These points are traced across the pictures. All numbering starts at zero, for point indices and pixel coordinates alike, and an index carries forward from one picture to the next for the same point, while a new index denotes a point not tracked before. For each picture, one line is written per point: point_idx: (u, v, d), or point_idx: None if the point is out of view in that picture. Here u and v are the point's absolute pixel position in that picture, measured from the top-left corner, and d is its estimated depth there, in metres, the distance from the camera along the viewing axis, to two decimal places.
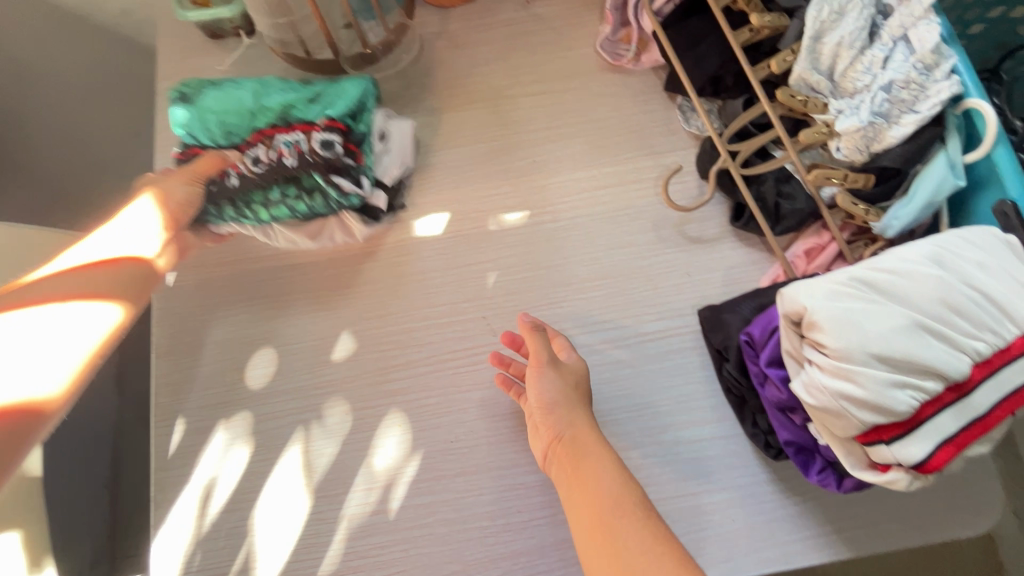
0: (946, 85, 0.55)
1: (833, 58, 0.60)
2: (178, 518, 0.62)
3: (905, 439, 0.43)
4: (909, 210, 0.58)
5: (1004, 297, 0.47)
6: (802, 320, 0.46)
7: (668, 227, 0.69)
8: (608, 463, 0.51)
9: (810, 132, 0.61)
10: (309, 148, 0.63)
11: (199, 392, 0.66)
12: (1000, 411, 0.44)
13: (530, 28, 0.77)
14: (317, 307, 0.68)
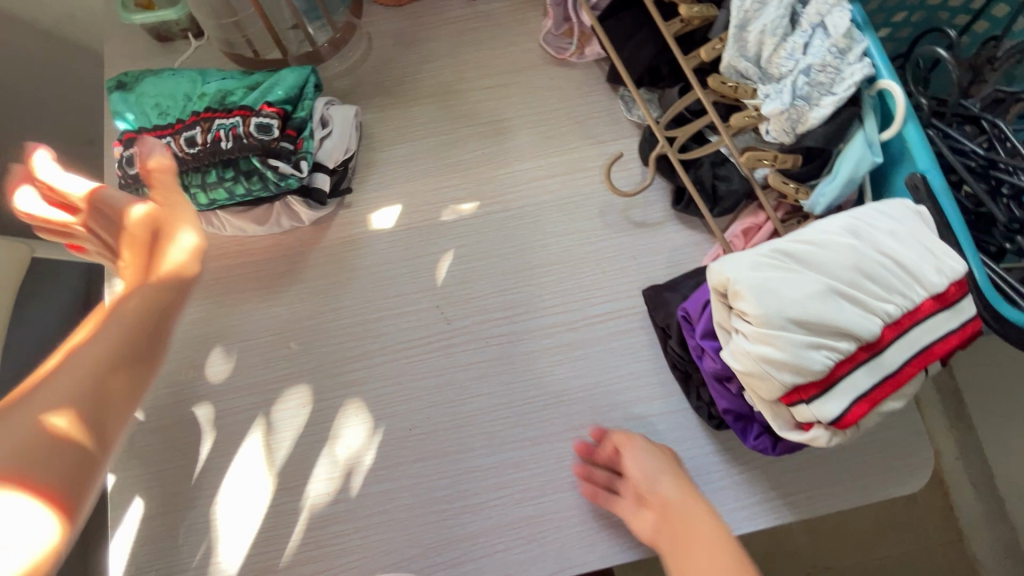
0: (859, 67, 0.58)
1: (759, 45, 0.63)
2: (134, 519, 0.62)
3: (823, 398, 0.46)
4: (833, 187, 0.61)
5: (915, 262, 0.50)
6: (728, 291, 0.48)
7: (613, 212, 0.72)
8: (724, 543, 0.54)
9: (743, 116, 0.64)
10: (245, 132, 0.60)
11: (154, 392, 0.66)
12: (910, 368, 0.48)
13: (476, 25, 0.80)
14: (273, 303, 0.69)
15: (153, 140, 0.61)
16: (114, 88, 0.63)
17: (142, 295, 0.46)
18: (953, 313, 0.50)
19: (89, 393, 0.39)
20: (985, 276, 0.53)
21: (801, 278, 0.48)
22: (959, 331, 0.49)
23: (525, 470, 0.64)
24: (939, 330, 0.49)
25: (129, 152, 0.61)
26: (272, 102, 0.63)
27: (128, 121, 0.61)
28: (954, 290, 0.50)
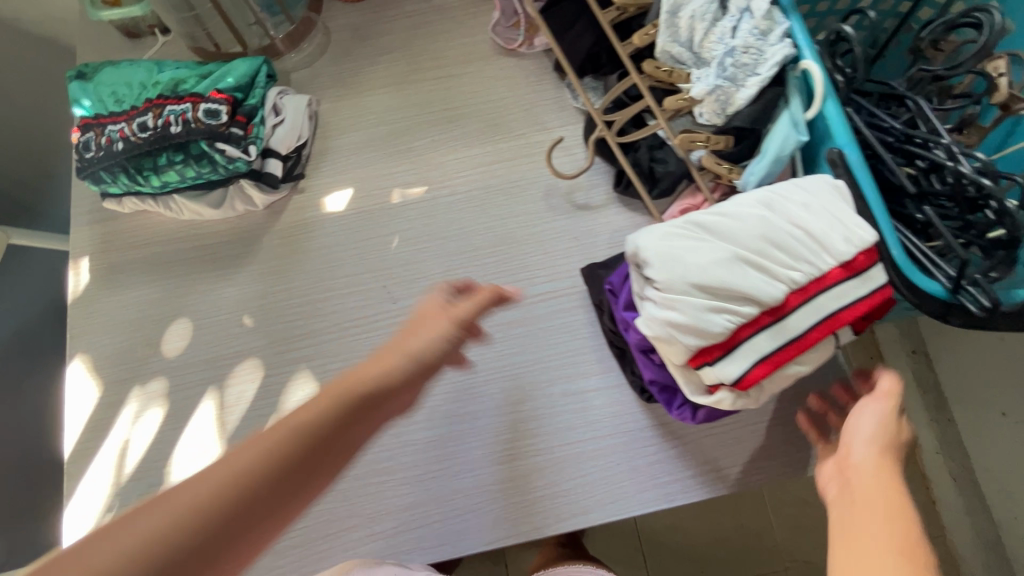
0: (781, 48, 0.60)
1: (690, 30, 0.65)
2: (88, 487, 0.65)
3: (725, 360, 0.47)
4: (762, 165, 0.63)
5: (825, 232, 0.51)
6: (638, 261, 0.50)
7: (557, 196, 0.74)
8: (900, 507, 0.42)
9: (676, 99, 0.66)
10: (194, 117, 0.64)
11: (111, 367, 0.69)
12: (817, 332, 0.49)
13: (430, 18, 0.83)
14: (227, 283, 0.71)
15: (109, 126, 0.64)
16: (74, 77, 0.66)
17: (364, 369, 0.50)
18: (863, 280, 0.50)
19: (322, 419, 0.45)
20: (899, 246, 0.53)
21: (707, 247, 0.49)
22: (869, 298, 0.50)
23: (464, 443, 0.65)
24: (847, 296, 0.50)
25: (86, 137, 0.64)
26: (222, 90, 0.66)
27: (85, 108, 0.65)
28: (866, 258, 0.51)
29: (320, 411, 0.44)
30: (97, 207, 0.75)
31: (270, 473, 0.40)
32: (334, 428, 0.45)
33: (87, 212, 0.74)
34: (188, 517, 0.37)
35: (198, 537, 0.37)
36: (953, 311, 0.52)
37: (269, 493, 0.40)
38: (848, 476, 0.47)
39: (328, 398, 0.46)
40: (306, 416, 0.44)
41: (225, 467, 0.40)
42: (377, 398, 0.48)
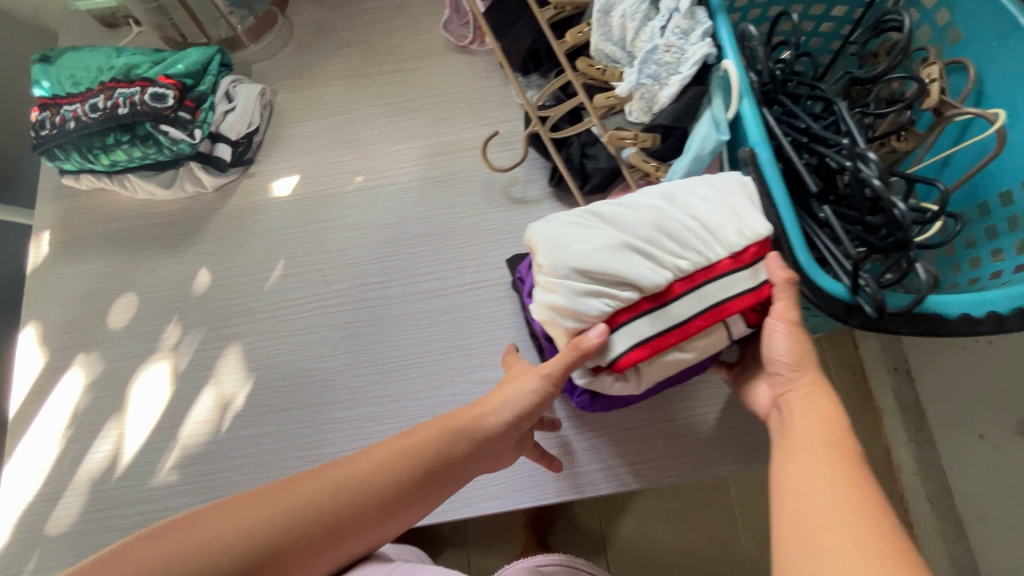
0: (701, 48, 0.61)
1: (622, 29, 0.66)
2: (29, 445, 0.69)
3: (604, 342, 0.49)
4: (684, 163, 0.63)
5: (720, 223, 0.51)
6: (529, 248, 0.52)
7: (494, 188, 0.75)
8: (835, 422, 0.48)
9: (605, 96, 0.66)
10: (141, 100, 0.67)
11: (60, 334, 0.73)
12: (701, 320, 0.49)
13: (389, 15, 0.85)
14: (173, 261, 0.75)
15: (64, 106, 0.68)
16: (38, 60, 0.71)
17: (529, 385, 0.54)
18: (754, 271, 0.51)
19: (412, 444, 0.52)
20: (806, 249, 0.53)
21: (596, 235, 0.50)
22: (758, 289, 0.50)
23: (382, 424, 0.67)
24: (735, 287, 0.50)
25: (43, 115, 0.69)
26: (171, 75, 0.70)
27: (44, 88, 0.69)
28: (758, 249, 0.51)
29: (423, 438, 0.52)
30: (61, 183, 0.79)
31: (377, 480, 0.49)
32: (431, 462, 0.51)
33: (51, 188, 0.79)
34: (325, 497, 0.47)
35: (322, 517, 0.47)
36: (852, 313, 0.52)
37: (373, 503, 0.49)
38: (789, 398, 0.52)
39: (438, 427, 0.53)
40: (417, 436, 0.52)
41: (355, 463, 0.50)
42: (484, 444, 0.53)
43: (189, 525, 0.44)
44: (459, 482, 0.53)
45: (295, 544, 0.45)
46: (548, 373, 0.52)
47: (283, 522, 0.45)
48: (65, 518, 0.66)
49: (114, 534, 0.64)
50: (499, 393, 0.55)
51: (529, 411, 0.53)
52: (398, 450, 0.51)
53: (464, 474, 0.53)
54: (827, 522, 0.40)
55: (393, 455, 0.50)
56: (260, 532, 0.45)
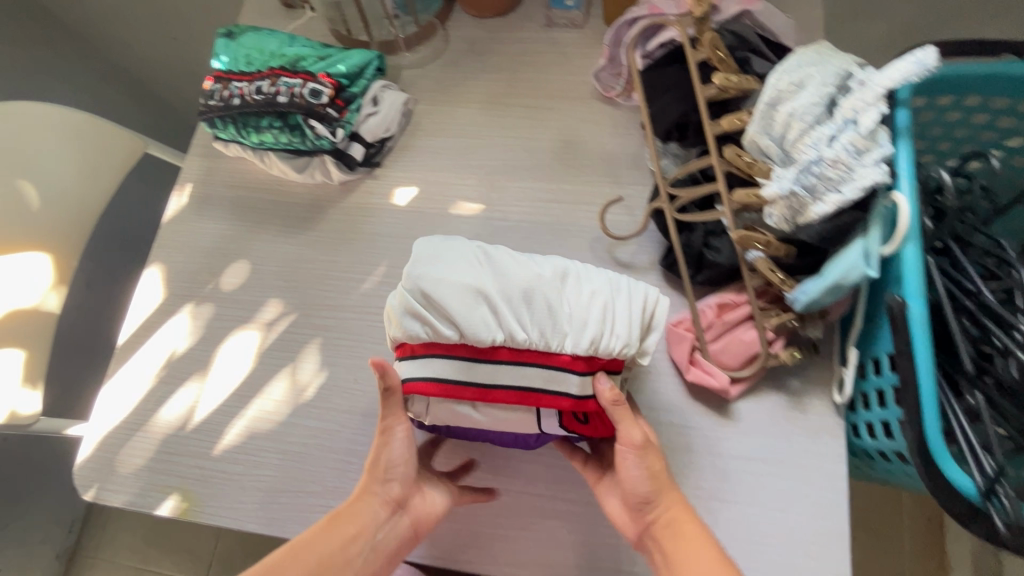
0: (874, 172, 0.55)
1: (785, 127, 0.61)
2: (126, 374, 0.76)
3: (411, 359, 0.60)
4: (817, 286, 0.58)
5: (574, 316, 0.58)
6: (413, 254, 0.61)
7: (601, 250, 0.73)
8: (709, 547, 0.55)
9: (747, 193, 0.63)
10: (300, 93, 0.72)
11: (175, 280, 0.79)
12: (510, 395, 0.58)
13: (542, 48, 0.85)
14: (285, 241, 0.79)
15: (234, 82, 0.74)
16: (223, 34, 0.78)
17: (389, 443, 0.63)
18: (582, 381, 0.58)
19: (312, 545, 0.58)
20: (938, 418, 0.49)
21: (465, 272, 0.59)
22: (579, 399, 0.58)
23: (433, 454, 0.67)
24: (556, 385, 0.57)
25: (215, 87, 0.75)
26: (331, 74, 0.74)
27: (223, 62, 0.76)
28: (592, 361, 0.58)
29: (319, 538, 0.58)
30: (210, 143, 0.86)
31: None
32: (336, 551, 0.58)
33: (202, 145, 0.86)
34: None
35: None
36: (976, 518, 0.46)
37: None
38: (660, 534, 0.57)
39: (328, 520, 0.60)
40: (285, 571, 0.56)
41: None
42: (365, 521, 0.60)
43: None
44: (368, 569, 0.60)
45: None
46: (384, 429, 0.63)
47: None
48: (142, 451, 0.72)
49: (175, 479, 0.70)
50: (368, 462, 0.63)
51: (404, 458, 0.63)
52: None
53: (363, 560, 0.60)
54: None
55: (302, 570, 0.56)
56: None
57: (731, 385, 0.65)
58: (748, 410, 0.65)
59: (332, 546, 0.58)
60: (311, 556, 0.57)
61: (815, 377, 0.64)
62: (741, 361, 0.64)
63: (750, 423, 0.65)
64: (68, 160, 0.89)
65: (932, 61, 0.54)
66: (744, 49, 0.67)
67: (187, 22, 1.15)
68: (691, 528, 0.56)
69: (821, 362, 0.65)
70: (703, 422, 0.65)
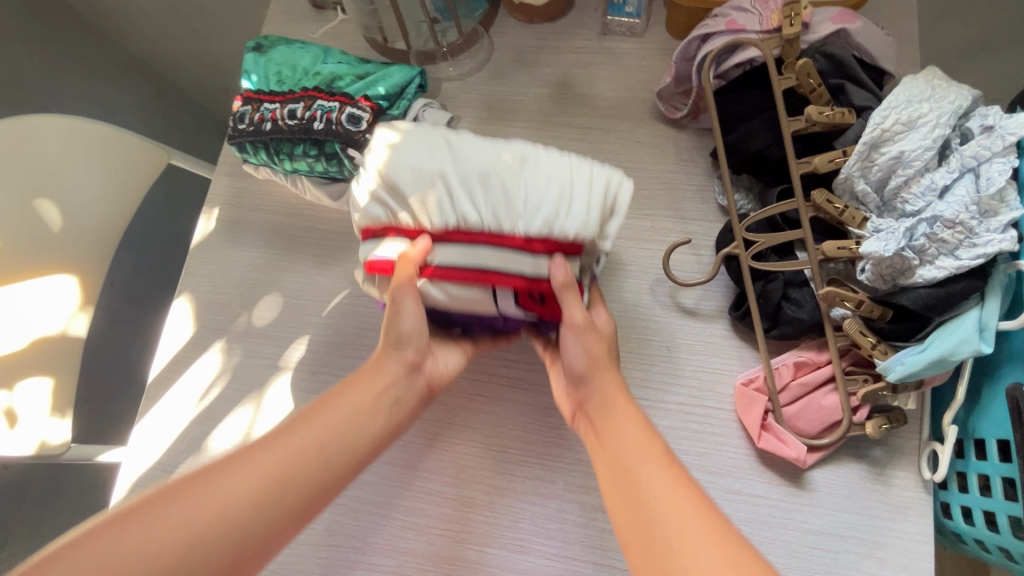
0: (1000, 238, 0.48)
1: (888, 172, 0.54)
2: (159, 412, 0.73)
3: (369, 242, 0.58)
4: (918, 359, 0.52)
5: (531, 199, 0.53)
6: (375, 141, 0.57)
7: (662, 294, 0.67)
8: (636, 418, 0.54)
9: (836, 245, 0.56)
10: (337, 119, 0.65)
11: (207, 312, 0.75)
12: (463, 275, 0.53)
13: (598, 60, 0.77)
14: (320, 273, 0.74)
15: (265, 103, 0.69)
16: (252, 48, 0.73)
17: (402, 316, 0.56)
18: (539, 262, 0.53)
19: (334, 411, 0.55)
20: None
21: (421, 152, 0.55)
22: (532, 280, 0.53)
23: (479, 513, 0.63)
24: (510, 265, 0.53)
25: (243, 108, 0.69)
26: (369, 96, 0.67)
27: (253, 81, 0.70)
28: (551, 245, 0.53)
29: (340, 405, 0.56)
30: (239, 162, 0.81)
31: (306, 451, 0.52)
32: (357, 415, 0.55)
33: (230, 164, 0.80)
34: (253, 492, 0.49)
35: (254, 507, 0.48)
36: None
37: (308, 480, 0.51)
38: (589, 407, 0.57)
39: (349, 387, 0.57)
40: (307, 423, 0.54)
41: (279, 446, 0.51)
42: (387, 377, 0.58)
43: (124, 533, 0.44)
44: (397, 423, 0.57)
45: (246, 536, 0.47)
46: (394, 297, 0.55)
47: (221, 517, 0.47)
48: None
49: None
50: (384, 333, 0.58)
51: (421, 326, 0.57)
52: (311, 428, 0.53)
53: (387, 417, 0.57)
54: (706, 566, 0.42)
55: (325, 432, 0.54)
56: (203, 535, 0.45)
57: (808, 454, 0.59)
58: (825, 480, 0.60)
59: (354, 410, 0.56)
60: (330, 412, 0.55)
61: (901, 447, 0.59)
62: (819, 428, 0.59)
63: (828, 495, 0.59)
64: (91, 176, 0.85)
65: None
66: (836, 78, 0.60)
67: (207, 17, 1.09)
68: (620, 403, 0.55)
69: (909, 431, 0.59)
70: (774, 491, 0.60)
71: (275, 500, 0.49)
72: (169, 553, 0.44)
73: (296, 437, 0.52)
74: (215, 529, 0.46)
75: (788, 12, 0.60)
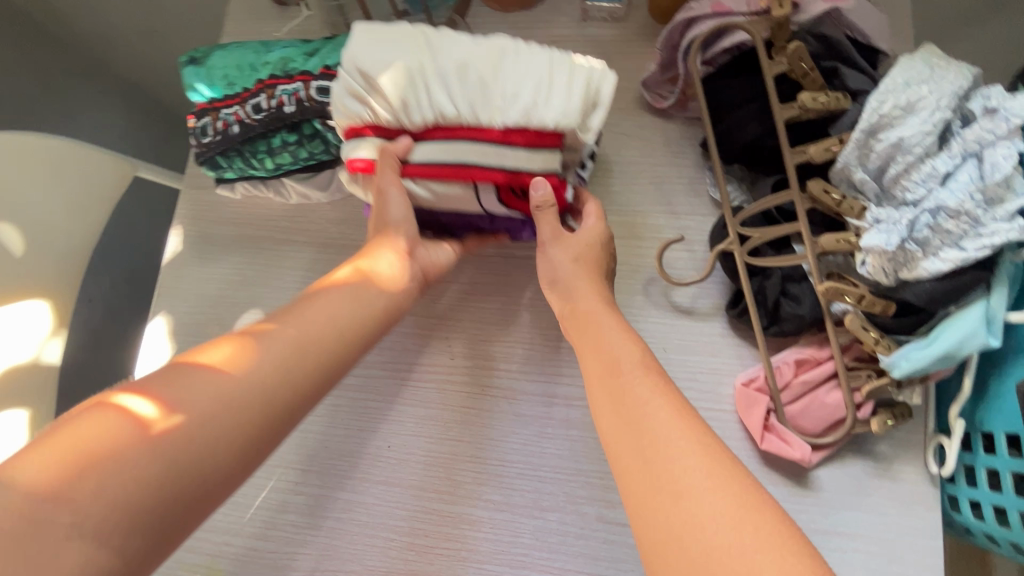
0: (1008, 228, 0.45)
1: (886, 160, 0.51)
2: None
3: (348, 144, 0.57)
4: (923, 354, 0.50)
5: (511, 90, 0.53)
6: (351, 40, 0.56)
7: (656, 295, 0.65)
8: (620, 326, 0.52)
9: (835, 238, 0.54)
10: (306, 96, 0.60)
11: (183, 333, 0.72)
12: (445, 171, 0.54)
13: (578, 48, 0.73)
14: (299, 287, 0.71)
15: (223, 109, 0.64)
16: (185, 63, 0.66)
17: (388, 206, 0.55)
18: (520, 154, 0.53)
19: (328, 295, 0.52)
20: None
21: (398, 48, 0.54)
22: (513, 174, 0.53)
23: (478, 529, 0.61)
24: (492, 159, 0.53)
25: (202, 123, 0.64)
26: (330, 65, 0.62)
27: (203, 94, 0.65)
28: (531, 138, 0.53)
29: (333, 290, 0.53)
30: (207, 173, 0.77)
31: (309, 330, 0.49)
32: (356, 296, 0.53)
33: (199, 176, 0.76)
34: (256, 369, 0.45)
35: (261, 386, 0.45)
36: None
37: (316, 357, 0.49)
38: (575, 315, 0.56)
39: (338, 278, 0.55)
40: (302, 311, 0.51)
41: (271, 330, 0.48)
42: (383, 263, 0.56)
43: (113, 415, 0.39)
44: (393, 312, 0.56)
45: (261, 416, 0.44)
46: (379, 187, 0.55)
47: (227, 398, 0.43)
48: None
49: (205, 557, 0.65)
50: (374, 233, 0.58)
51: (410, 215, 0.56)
52: (309, 312, 0.51)
53: (389, 297, 0.55)
54: (694, 475, 0.39)
55: (326, 314, 0.51)
56: (213, 417, 0.42)
57: (812, 453, 0.57)
58: (830, 480, 0.58)
59: (351, 292, 0.53)
60: (326, 295, 0.52)
61: (906, 442, 0.58)
62: (823, 426, 0.57)
63: (834, 494, 0.58)
64: (50, 194, 0.80)
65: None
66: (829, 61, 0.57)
67: (166, 17, 1.03)
68: (606, 312, 0.54)
69: (915, 425, 0.58)
70: (779, 493, 0.59)
71: (288, 376, 0.47)
72: (175, 426, 0.40)
73: (291, 321, 0.49)
74: (220, 405, 0.43)
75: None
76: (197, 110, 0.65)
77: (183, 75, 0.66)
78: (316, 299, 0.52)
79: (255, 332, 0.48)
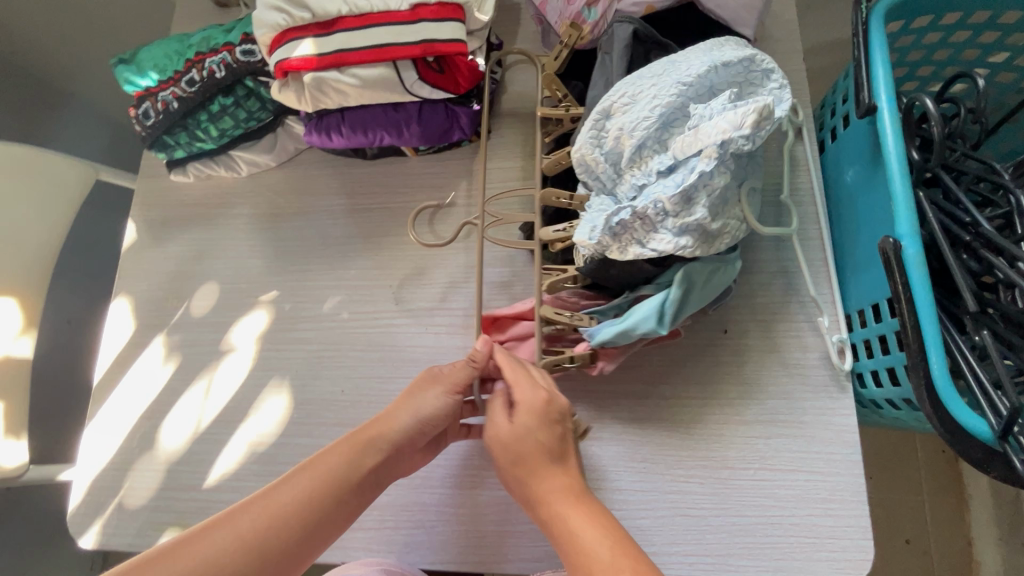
0: (672, 237, 0.53)
1: (617, 144, 0.55)
2: (108, 415, 0.73)
3: (274, 53, 0.61)
4: (618, 327, 0.58)
5: None
6: None
7: None
8: (600, 521, 0.48)
9: (552, 230, 0.60)
10: (232, 60, 0.67)
11: (145, 310, 0.76)
12: (365, 55, 0.59)
13: None
14: (251, 256, 0.75)
15: (160, 92, 0.70)
16: (117, 63, 0.72)
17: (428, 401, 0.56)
18: (428, 27, 0.59)
19: (331, 471, 0.52)
20: (944, 359, 0.46)
21: None
22: (425, 45, 0.59)
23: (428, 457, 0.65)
24: (404, 36, 0.59)
25: (143, 107, 0.70)
26: (249, 32, 0.69)
27: (140, 83, 0.71)
28: (437, 12, 0.59)
29: (340, 455, 0.52)
30: (158, 161, 0.82)
31: (306, 511, 0.49)
32: (357, 482, 0.53)
33: (152, 164, 0.81)
34: (253, 537, 0.47)
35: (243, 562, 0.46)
36: (994, 460, 0.44)
37: (292, 538, 0.48)
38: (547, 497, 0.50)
39: (347, 446, 0.53)
40: (313, 477, 0.51)
41: (281, 498, 0.49)
42: (397, 444, 0.55)
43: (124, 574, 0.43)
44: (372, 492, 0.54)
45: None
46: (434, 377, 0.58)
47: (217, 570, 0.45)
48: (137, 492, 0.69)
49: (171, 515, 0.68)
50: (399, 408, 0.56)
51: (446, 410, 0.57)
52: (315, 480, 0.51)
53: (378, 480, 0.54)
54: None
55: (324, 484, 0.51)
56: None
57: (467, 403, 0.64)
58: (748, 374, 0.63)
59: (354, 473, 0.52)
60: (330, 474, 0.52)
61: (813, 331, 0.63)
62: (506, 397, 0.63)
63: (752, 387, 0.62)
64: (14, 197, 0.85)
65: (748, 125, 0.49)
66: (645, 38, 0.61)
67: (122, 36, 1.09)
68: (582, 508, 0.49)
69: (824, 315, 0.62)
70: (702, 391, 0.63)
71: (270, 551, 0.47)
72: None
73: (298, 496, 0.50)
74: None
75: (566, 39, 0.64)
76: (136, 100, 0.71)
77: (117, 74, 0.72)
78: (322, 474, 0.51)
79: (273, 493, 0.49)
